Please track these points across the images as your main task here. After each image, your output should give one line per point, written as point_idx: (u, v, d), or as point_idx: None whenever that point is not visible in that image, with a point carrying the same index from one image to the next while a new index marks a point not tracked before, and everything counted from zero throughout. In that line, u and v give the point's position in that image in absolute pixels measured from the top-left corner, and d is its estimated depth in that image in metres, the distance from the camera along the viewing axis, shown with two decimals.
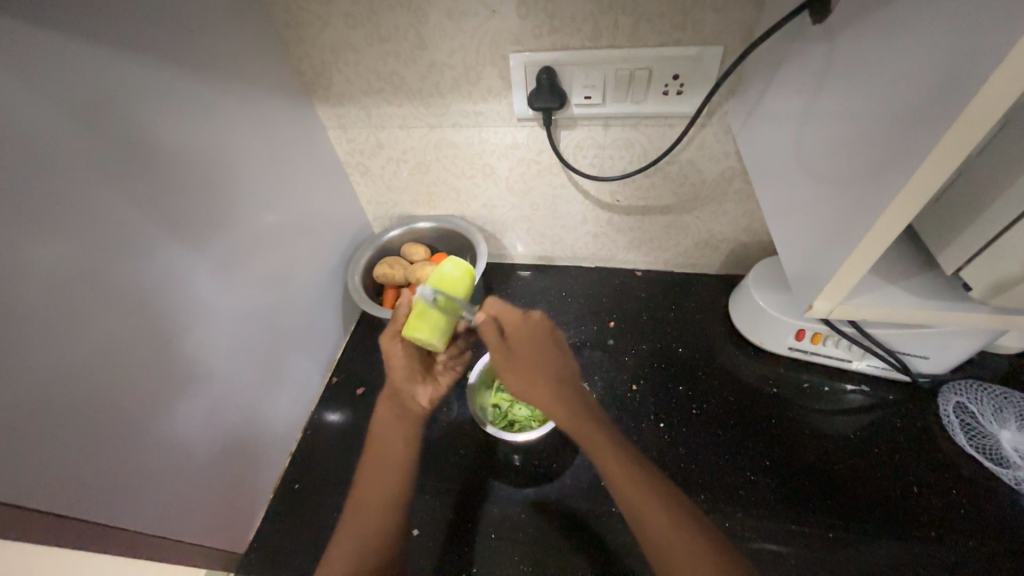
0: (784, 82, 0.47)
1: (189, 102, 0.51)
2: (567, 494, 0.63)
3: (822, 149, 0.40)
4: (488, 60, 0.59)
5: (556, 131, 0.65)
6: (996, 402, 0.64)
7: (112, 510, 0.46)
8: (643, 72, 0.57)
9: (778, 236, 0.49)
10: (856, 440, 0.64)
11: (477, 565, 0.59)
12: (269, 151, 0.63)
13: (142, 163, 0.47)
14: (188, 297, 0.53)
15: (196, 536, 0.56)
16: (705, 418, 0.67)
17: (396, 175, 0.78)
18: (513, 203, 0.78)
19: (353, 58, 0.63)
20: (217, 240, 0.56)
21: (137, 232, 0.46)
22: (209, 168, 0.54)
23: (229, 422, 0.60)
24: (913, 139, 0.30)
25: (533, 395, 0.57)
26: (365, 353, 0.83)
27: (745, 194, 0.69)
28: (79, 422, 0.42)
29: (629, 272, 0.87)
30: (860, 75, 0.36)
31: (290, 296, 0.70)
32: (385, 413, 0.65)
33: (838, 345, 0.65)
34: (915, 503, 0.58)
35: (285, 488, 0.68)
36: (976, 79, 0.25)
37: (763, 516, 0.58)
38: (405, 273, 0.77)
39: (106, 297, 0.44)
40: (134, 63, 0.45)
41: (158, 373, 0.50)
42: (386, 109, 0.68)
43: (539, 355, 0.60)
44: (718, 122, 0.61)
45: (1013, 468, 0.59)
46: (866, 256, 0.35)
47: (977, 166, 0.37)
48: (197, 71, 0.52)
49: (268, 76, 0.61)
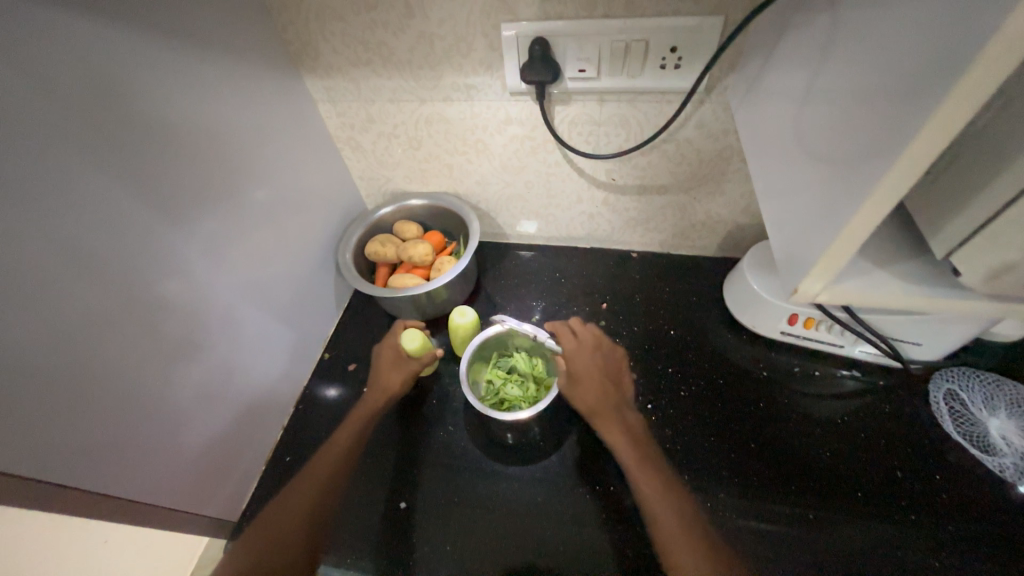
0: (785, 55, 0.45)
1: (171, 71, 0.50)
2: (555, 471, 0.64)
3: (818, 126, 0.38)
4: (479, 30, 0.57)
5: (550, 106, 0.64)
6: (987, 390, 0.63)
7: (107, 481, 0.47)
8: (640, 45, 0.54)
9: (770, 218, 0.48)
10: (843, 424, 0.64)
11: (461, 537, 0.60)
12: (256, 122, 0.62)
13: (124, 132, 0.46)
14: (177, 274, 0.53)
15: (193, 506, 0.58)
16: (694, 400, 0.68)
17: (388, 150, 0.77)
18: (507, 180, 0.76)
19: (340, 25, 0.60)
20: (207, 216, 0.56)
21: (123, 208, 0.46)
22: (195, 139, 0.53)
23: (221, 397, 0.61)
24: (907, 117, 0.28)
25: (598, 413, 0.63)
26: (357, 330, 0.84)
27: (744, 174, 0.67)
28: (71, 397, 0.43)
29: (623, 253, 0.86)
30: (861, 48, 0.34)
31: (281, 274, 0.70)
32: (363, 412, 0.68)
33: (830, 331, 0.64)
34: (898, 488, 0.58)
35: (278, 459, 0.70)
36: (975, 47, 0.24)
37: (743, 496, 0.59)
38: (397, 251, 0.76)
39: (89, 269, 0.44)
40: (113, 29, 0.44)
41: (148, 350, 0.50)
42: (376, 81, 0.66)
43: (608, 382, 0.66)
44: (718, 99, 0.59)
45: (999, 455, 0.59)
46: (854, 237, 0.34)
47: (976, 144, 0.36)
48: (177, 37, 0.50)
49: (254, 46, 0.60)
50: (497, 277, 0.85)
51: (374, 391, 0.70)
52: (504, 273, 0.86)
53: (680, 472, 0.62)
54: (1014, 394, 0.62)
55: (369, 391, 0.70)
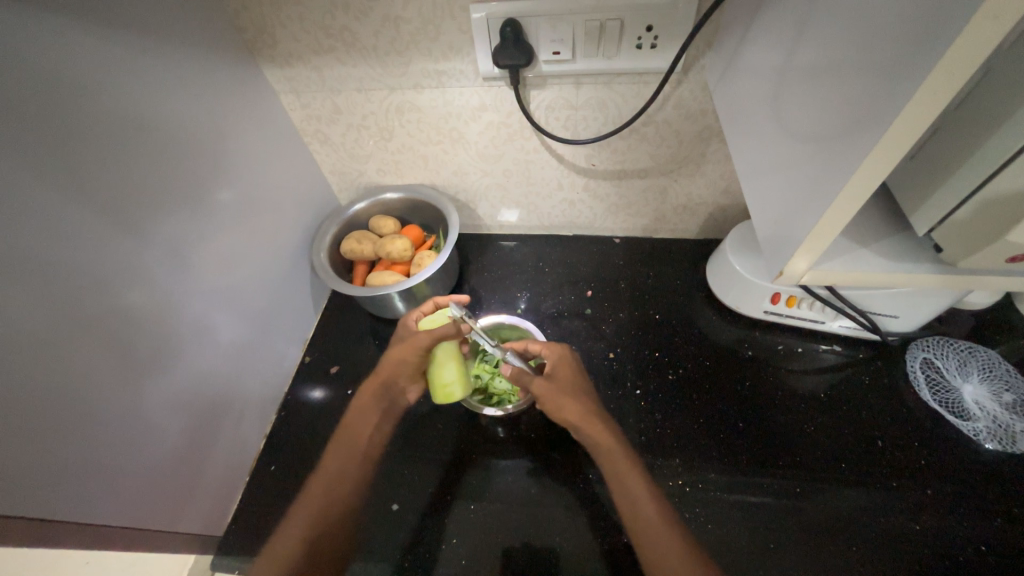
0: (761, 31, 0.44)
1: (112, 64, 0.46)
2: (547, 464, 0.63)
3: (799, 102, 0.37)
4: (446, 13, 0.55)
5: (526, 91, 0.62)
6: (961, 357, 0.65)
7: (79, 506, 0.45)
8: (615, 24, 0.53)
9: (752, 199, 0.47)
10: (826, 397, 0.65)
11: (456, 536, 0.59)
12: (212, 116, 0.58)
13: (66, 136, 0.42)
14: (141, 286, 0.50)
15: (172, 524, 0.56)
16: (681, 383, 0.68)
17: (359, 142, 0.74)
18: (485, 170, 0.74)
19: (297, 11, 0.57)
20: (167, 222, 0.52)
21: (71, 219, 0.43)
22: (147, 138, 0.49)
23: (195, 411, 0.58)
24: (891, 92, 0.28)
25: (581, 425, 0.55)
26: (338, 331, 0.81)
27: (723, 155, 0.67)
28: (32, 425, 0.40)
29: (606, 238, 0.85)
30: (840, 23, 0.33)
31: (253, 276, 0.67)
32: (368, 401, 0.61)
33: (812, 308, 0.65)
34: (880, 457, 0.60)
35: (262, 468, 0.68)
36: (960, 20, 0.23)
37: (733, 474, 0.60)
38: (374, 247, 0.74)
39: (36, 286, 0.40)
40: (39, 20, 0.40)
41: (115, 369, 0.47)
42: (341, 70, 0.63)
43: (581, 394, 0.57)
44: (695, 78, 0.58)
45: (972, 420, 0.61)
46: (838, 217, 0.34)
47: (955, 119, 0.36)
48: (114, 25, 0.46)
49: (204, 34, 0.56)
50: (481, 269, 0.84)
51: (366, 386, 0.62)
52: (487, 264, 0.84)
53: (670, 455, 0.62)
54: (986, 360, 0.64)
55: (365, 381, 0.61)
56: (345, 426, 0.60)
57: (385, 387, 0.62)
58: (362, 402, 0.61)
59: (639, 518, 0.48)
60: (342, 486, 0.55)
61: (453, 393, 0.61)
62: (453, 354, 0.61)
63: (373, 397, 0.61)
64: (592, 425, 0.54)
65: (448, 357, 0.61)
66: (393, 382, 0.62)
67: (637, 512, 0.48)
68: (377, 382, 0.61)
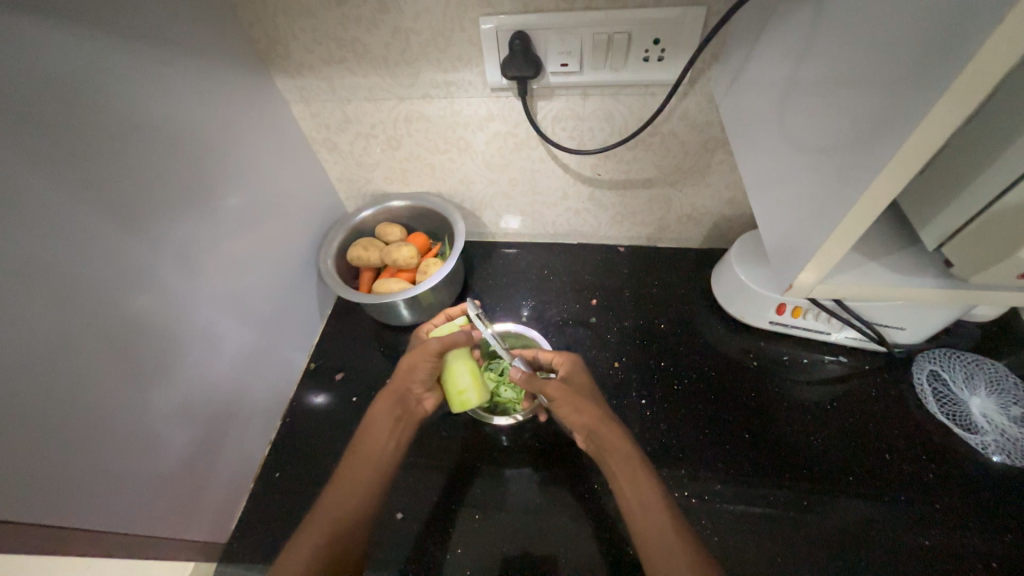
0: (769, 45, 0.45)
1: (126, 74, 0.46)
2: (551, 474, 0.63)
3: (808, 116, 0.38)
4: (456, 25, 0.55)
5: (534, 102, 0.62)
6: (968, 369, 0.65)
7: (86, 515, 0.45)
8: (622, 37, 0.53)
9: (759, 211, 0.47)
10: (832, 409, 0.65)
11: (460, 546, 0.59)
12: (223, 125, 0.58)
13: (78, 143, 0.42)
14: (149, 293, 0.50)
15: (178, 533, 0.56)
16: (686, 393, 0.68)
17: (367, 151, 0.74)
18: (491, 178, 0.75)
19: (309, 22, 0.57)
20: (176, 226, 0.53)
21: (83, 226, 0.43)
22: (158, 147, 0.50)
23: (200, 416, 0.58)
24: (903, 111, 0.28)
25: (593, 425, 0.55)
26: (343, 337, 0.81)
27: (729, 166, 0.67)
28: (41, 433, 0.41)
29: (611, 247, 0.85)
30: (847, 41, 0.34)
31: (260, 283, 0.67)
32: (385, 411, 0.60)
33: (818, 319, 0.65)
34: (887, 469, 0.60)
35: (266, 475, 0.67)
36: (973, 42, 0.23)
37: (740, 486, 0.60)
38: (380, 255, 0.74)
39: (45, 291, 0.40)
40: (57, 31, 0.40)
41: (124, 376, 0.48)
42: (351, 79, 0.63)
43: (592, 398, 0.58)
44: (702, 90, 0.58)
45: (981, 434, 0.61)
46: (848, 233, 0.34)
47: (965, 135, 0.36)
48: (128, 35, 0.46)
49: (217, 44, 0.56)
50: (486, 277, 0.84)
51: (383, 395, 0.60)
52: (492, 272, 0.84)
53: (675, 466, 0.62)
54: (993, 373, 0.64)
55: (380, 391, 0.60)
56: (363, 436, 0.58)
57: (401, 397, 0.61)
58: (379, 412, 0.60)
59: (650, 517, 0.48)
60: (359, 499, 0.53)
61: (470, 400, 0.61)
62: (465, 359, 0.62)
63: (388, 407, 0.60)
64: (604, 425, 0.55)
65: (461, 363, 0.62)
66: (408, 391, 0.61)
67: (646, 511, 0.49)
68: (390, 392, 0.60)
